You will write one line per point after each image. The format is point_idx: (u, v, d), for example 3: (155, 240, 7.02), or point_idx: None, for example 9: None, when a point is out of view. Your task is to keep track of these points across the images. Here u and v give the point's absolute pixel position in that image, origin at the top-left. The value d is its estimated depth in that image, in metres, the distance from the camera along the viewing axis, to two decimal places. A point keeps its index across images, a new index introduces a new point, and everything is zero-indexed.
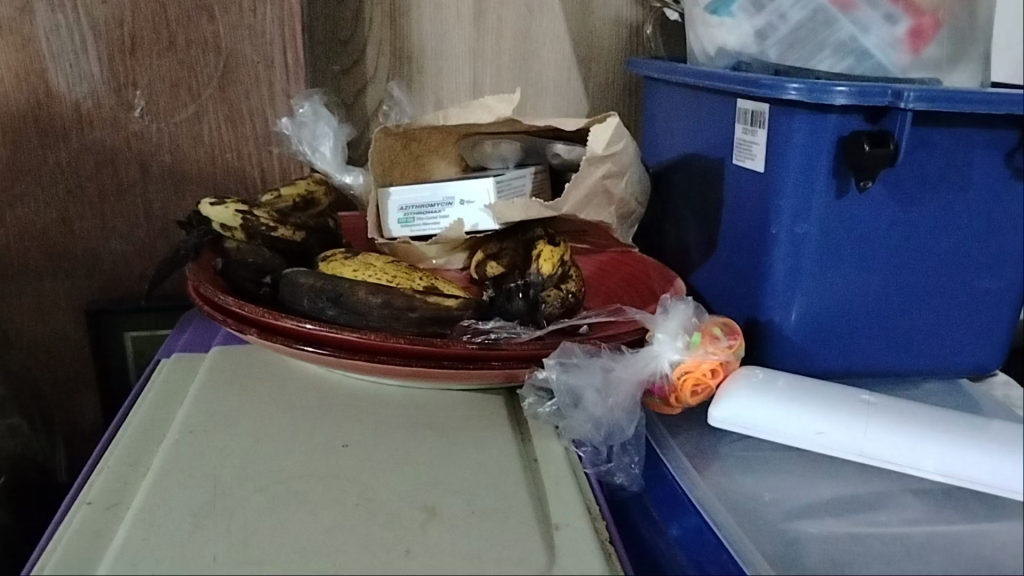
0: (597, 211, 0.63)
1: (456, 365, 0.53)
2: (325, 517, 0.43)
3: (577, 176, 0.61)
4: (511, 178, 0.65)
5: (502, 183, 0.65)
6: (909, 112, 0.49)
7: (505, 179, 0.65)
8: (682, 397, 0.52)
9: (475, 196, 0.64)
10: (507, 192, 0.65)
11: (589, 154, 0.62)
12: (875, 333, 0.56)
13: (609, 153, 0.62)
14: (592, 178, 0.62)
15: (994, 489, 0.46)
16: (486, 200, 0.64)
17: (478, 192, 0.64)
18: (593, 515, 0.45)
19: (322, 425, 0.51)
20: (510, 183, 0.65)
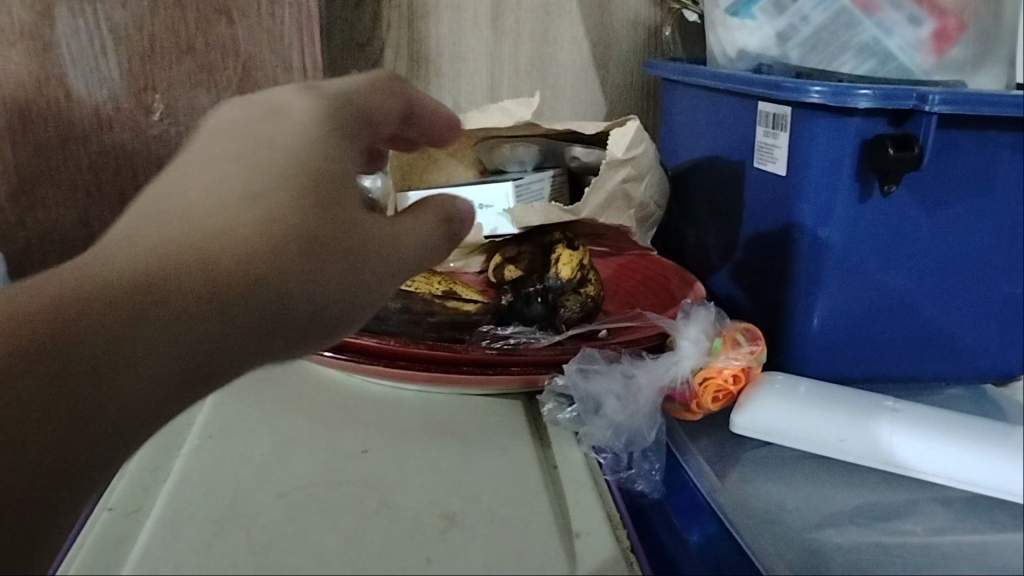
0: (618, 216, 0.63)
1: (475, 371, 0.53)
2: (345, 524, 0.42)
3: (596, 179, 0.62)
4: (530, 183, 0.65)
5: (520, 188, 0.65)
6: (935, 116, 0.48)
7: (524, 184, 0.65)
8: (703, 403, 0.52)
9: (493, 199, 0.64)
10: (525, 195, 0.65)
11: (608, 156, 0.62)
12: (899, 339, 0.56)
13: (628, 157, 0.63)
14: (611, 182, 0.62)
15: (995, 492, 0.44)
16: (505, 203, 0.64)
17: (496, 195, 0.64)
18: (614, 523, 0.44)
19: (342, 431, 0.51)
20: (528, 188, 0.65)
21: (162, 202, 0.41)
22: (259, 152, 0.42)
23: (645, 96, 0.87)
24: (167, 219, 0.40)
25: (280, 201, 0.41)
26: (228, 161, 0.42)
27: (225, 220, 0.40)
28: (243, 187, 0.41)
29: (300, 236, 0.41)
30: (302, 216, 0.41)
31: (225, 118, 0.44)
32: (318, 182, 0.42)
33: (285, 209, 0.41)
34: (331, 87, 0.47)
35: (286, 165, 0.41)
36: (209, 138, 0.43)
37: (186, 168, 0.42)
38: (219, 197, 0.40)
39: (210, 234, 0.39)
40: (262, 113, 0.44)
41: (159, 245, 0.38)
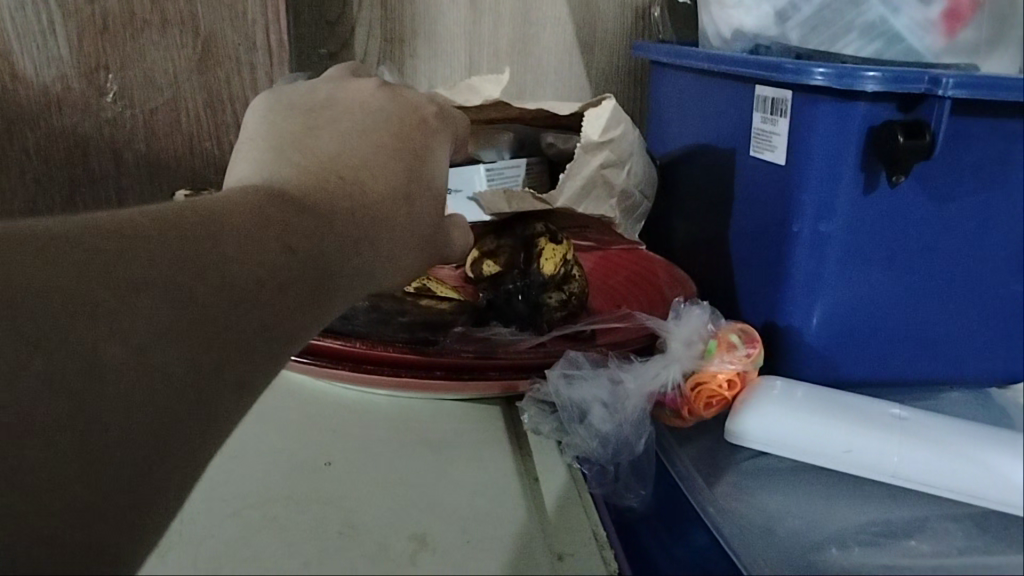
0: (597, 204, 0.59)
1: (449, 376, 0.49)
2: (302, 546, 0.38)
3: (571, 164, 0.57)
4: (501, 167, 0.61)
5: (491, 173, 0.61)
6: (949, 100, 0.44)
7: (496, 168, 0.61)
8: (695, 409, 0.48)
9: (462, 186, 0.61)
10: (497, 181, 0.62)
11: (583, 140, 0.58)
12: (902, 341, 0.52)
13: (605, 140, 0.58)
14: (588, 168, 0.58)
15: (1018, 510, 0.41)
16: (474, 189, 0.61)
17: (465, 182, 0.61)
18: (602, 542, 0.40)
19: (304, 442, 0.47)
20: (500, 174, 0.61)
21: (309, 154, 0.41)
22: (393, 145, 0.44)
23: (631, 80, 0.82)
24: (325, 179, 0.40)
25: (412, 196, 0.43)
26: (363, 140, 0.44)
27: (375, 191, 0.41)
28: (380, 177, 0.42)
29: (420, 231, 0.43)
30: (421, 214, 0.43)
31: (355, 100, 0.46)
32: (435, 196, 0.45)
33: (408, 201, 0.43)
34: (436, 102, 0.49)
35: (411, 164, 0.44)
36: (339, 115, 0.45)
37: (318, 128, 0.43)
38: (366, 170, 0.42)
39: (357, 198, 0.40)
40: (392, 111, 0.46)
41: (324, 194, 0.39)
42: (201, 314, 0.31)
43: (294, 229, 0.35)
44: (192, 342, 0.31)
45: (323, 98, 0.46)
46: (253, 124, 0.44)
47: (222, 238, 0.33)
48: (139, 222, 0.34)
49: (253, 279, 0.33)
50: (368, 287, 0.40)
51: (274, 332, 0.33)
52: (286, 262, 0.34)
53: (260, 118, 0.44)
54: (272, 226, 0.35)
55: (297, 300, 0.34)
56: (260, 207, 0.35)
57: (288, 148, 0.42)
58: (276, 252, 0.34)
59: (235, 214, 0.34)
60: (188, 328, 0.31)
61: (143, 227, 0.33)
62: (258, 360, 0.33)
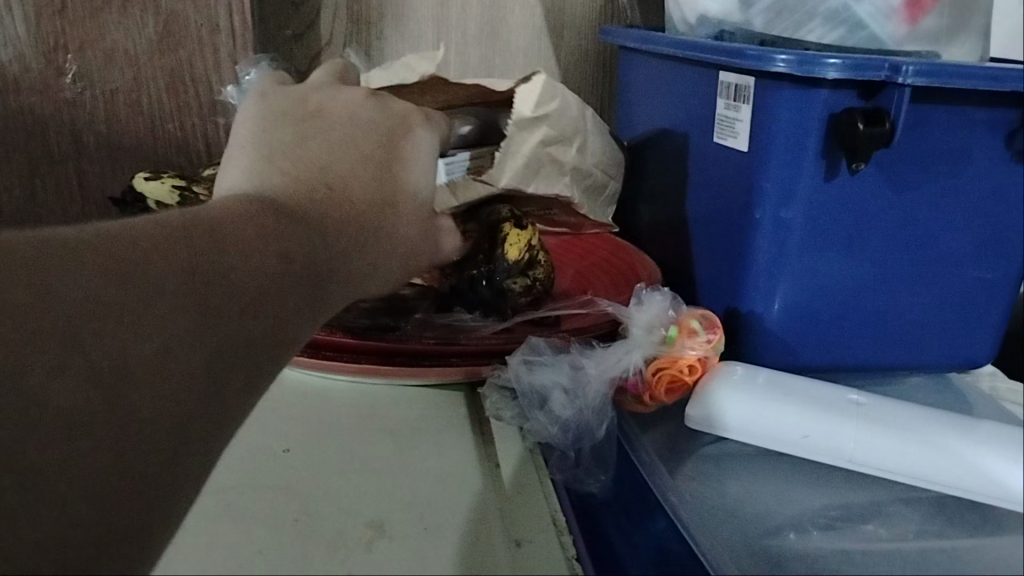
0: (550, 182, 0.58)
1: (410, 363, 0.50)
2: (260, 534, 0.38)
3: (507, 143, 0.56)
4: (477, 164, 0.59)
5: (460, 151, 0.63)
6: (908, 88, 0.44)
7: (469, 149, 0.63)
8: (656, 395, 0.48)
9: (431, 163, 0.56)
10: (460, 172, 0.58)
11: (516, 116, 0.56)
12: (863, 326, 0.53)
13: (539, 114, 0.57)
14: (529, 146, 0.57)
15: (971, 495, 0.42)
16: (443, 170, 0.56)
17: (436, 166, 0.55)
18: (560, 528, 0.41)
19: (264, 428, 0.46)
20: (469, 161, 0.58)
21: (298, 160, 0.41)
22: (377, 152, 0.44)
23: (600, 65, 0.82)
24: (312, 186, 0.40)
25: (398, 205, 0.43)
26: (352, 147, 0.43)
27: (363, 199, 0.41)
28: (365, 184, 0.42)
29: (405, 242, 0.43)
30: (404, 223, 0.43)
31: (344, 109, 0.45)
32: (422, 206, 0.45)
33: (396, 211, 0.43)
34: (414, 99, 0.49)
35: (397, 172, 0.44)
36: (328, 123, 0.44)
37: (309, 138, 0.42)
38: (358, 179, 0.42)
39: (341, 205, 0.40)
40: (380, 121, 0.45)
41: (310, 200, 0.39)
42: (210, 314, 0.31)
43: (292, 235, 0.35)
44: (209, 322, 0.31)
45: (314, 106, 0.45)
46: (242, 125, 0.44)
47: (227, 241, 0.33)
48: (143, 235, 0.33)
49: (257, 281, 0.32)
50: (362, 290, 0.41)
51: (279, 334, 0.33)
52: (287, 266, 0.34)
53: (249, 119, 0.44)
54: (272, 230, 0.35)
55: (299, 305, 0.34)
56: (256, 211, 0.35)
57: (278, 152, 0.41)
58: (275, 257, 0.34)
59: (237, 219, 0.34)
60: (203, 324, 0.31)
61: (149, 239, 0.33)
62: (264, 361, 0.32)
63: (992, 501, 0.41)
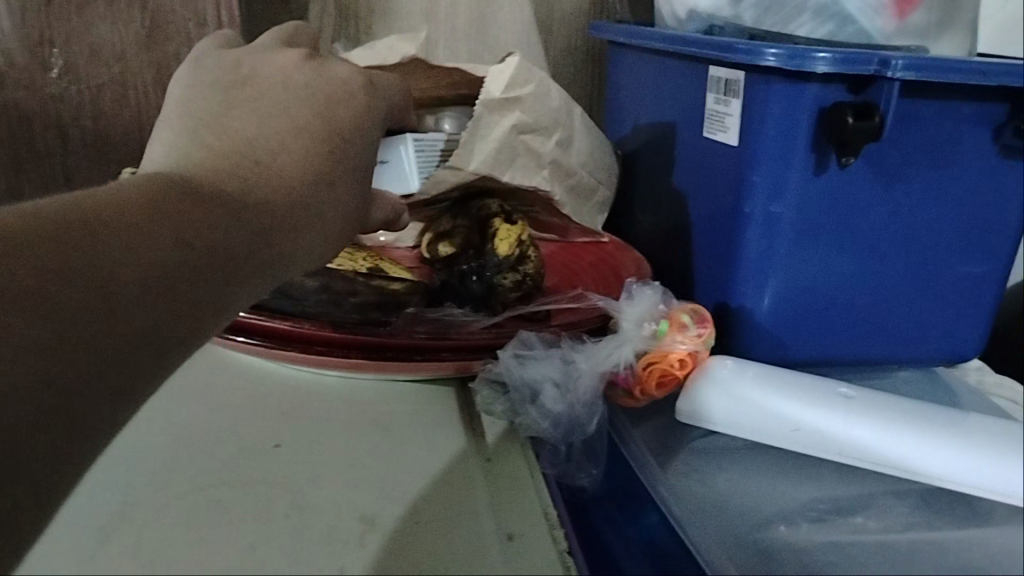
0: (526, 173, 0.61)
1: (400, 357, 0.49)
2: (250, 529, 0.38)
3: (477, 125, 0.57)
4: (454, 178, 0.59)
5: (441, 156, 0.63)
6: (897, 82, 0.45)
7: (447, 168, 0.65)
8: (647, 389, 0.48)
9: (390, 156, 0.54)
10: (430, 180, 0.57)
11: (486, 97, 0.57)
12: (851, 320, 0.53)
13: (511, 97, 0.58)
14: (500, 129, 0.58)
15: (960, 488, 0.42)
16: (413, 164, 0.55)
17: (404, 153, 0.54)
18: (553, 521, 0.41)
19: (253, 424, 0.46)
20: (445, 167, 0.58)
21: (223, 134, 0.41)
22: (318, 128, 0.43)
23: (589, 61, 0.82)
24: (237, 163, 0.40)
25: (337, 179, 0.43)
26: (279, 118, 0.43)
27: (294, 178, 0.41)
28: (302, 160, 0.42)
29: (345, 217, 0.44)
30: (344, 197, 0.44)
31: (276, 75, 0.44)
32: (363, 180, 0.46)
33: (332, 184, 0.43)
34: (368, 73, 0.48)
35: (338, 147, 0.44)
36: (259, 92, 0.44)
37: (234, 108, 0.43)
38: (287, 152, 0.42)
39: (273, 183, 0.40)
40: (317, 89, 0.45)
41: (236, 179, 0.39)
42: (79, 319, 0.33)
43: (191, 220, 0.36)
44: (72, 335, 0.32)
45: (246, 71, 0.44)
46: (169, 99, 0.44)
47: (106, 240, 0.34)
48: (45, 216, 0.35)
49: (133, 285, 0.34)
50: (294, 261, 0.41)
51: (157, 333, 0.34)
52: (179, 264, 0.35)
53: (178, 94, 0.44)
54: (167, 223, 0.36)
55: (185, 305, 0.35)
56: (155, 203, 0.36)
57: (203, 126, 0.42)
58: (159, 254, 0.35)
59: (137, 216, 0.35)
60: (62, 334, 0.32)
61: (42, 225, 0.34)
62: (147, 360, 0.34)
63: (978, 493, 0.41)
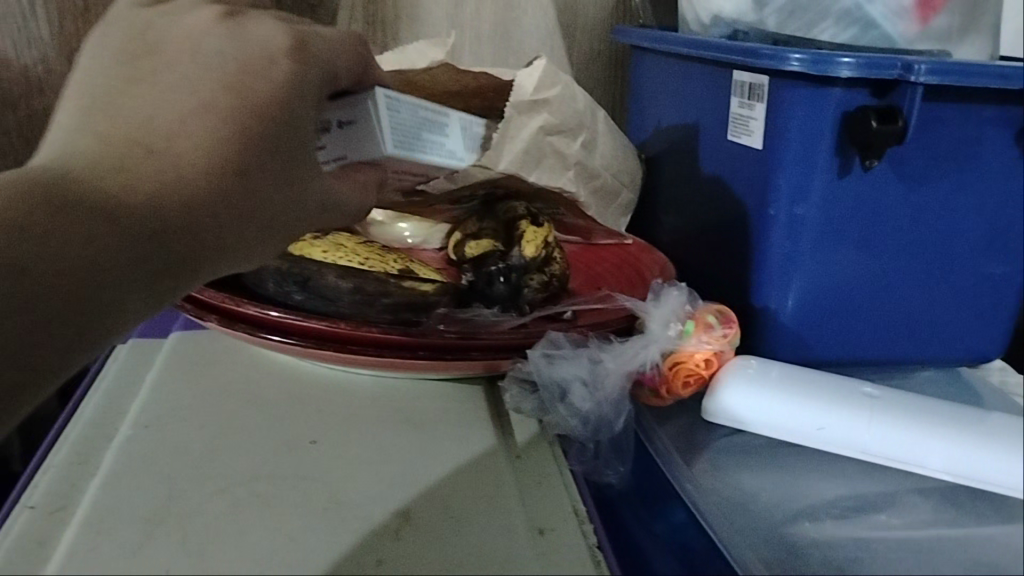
0: (552, 173, 0.62)
1: (433, 356, 0.50)
2: (290, 522, 0.39)
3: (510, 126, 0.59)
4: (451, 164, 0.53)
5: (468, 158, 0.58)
6: (921, 86, 0.45)
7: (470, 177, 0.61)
8: (673, 388, 0.49)
9: (358, 114, 0.47)
10: (405, 145, 0.49)
11: (515, 100, 0.60)
12: (875, 320, 0.53)
13: (541, 98, 0.61)
14: (529, 130, 0.60)
15: (983, 485, 0.43)
16: (382, 121, 0.47)
17: (373, 109, 0.47)
18: (582, 518, 0.42)
19: (288, 421, 0.47)
20: (438, 146, 0.52)
21: (124, 120, 0.42)
22: (227, 103, 0.42)
23: (613, 66, 0.83)
24: (133, 154, 0.42)
25: (251, 168, 0.43)
26: (189, 92, 0.43)
27: (191, 174, 0.42)
28: (204, 143, 0.42)
29: (266, 207, 0.45)
30: (261, 183, 0.44)
31: (185, 41, 0.44)
32: (281, 157, 0.44)
33: (243, 179, 0.43)
34: (301, 32, 0.45)
35: (249, 126, 0.43)
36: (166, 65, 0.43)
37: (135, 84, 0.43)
38: (188, 138, 0.42)
39: (161, 185, 0.42)
40: (230, 54, 0.43)
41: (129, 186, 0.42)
42: None
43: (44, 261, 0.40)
44: None
45: (150, 42, 0.44)
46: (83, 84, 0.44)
47: None
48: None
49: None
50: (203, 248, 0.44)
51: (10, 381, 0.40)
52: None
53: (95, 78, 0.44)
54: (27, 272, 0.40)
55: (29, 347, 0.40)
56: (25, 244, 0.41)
57: (97, 109, 0.43)
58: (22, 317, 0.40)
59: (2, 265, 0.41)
60: None
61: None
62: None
63: (1003, 490, 0.42)
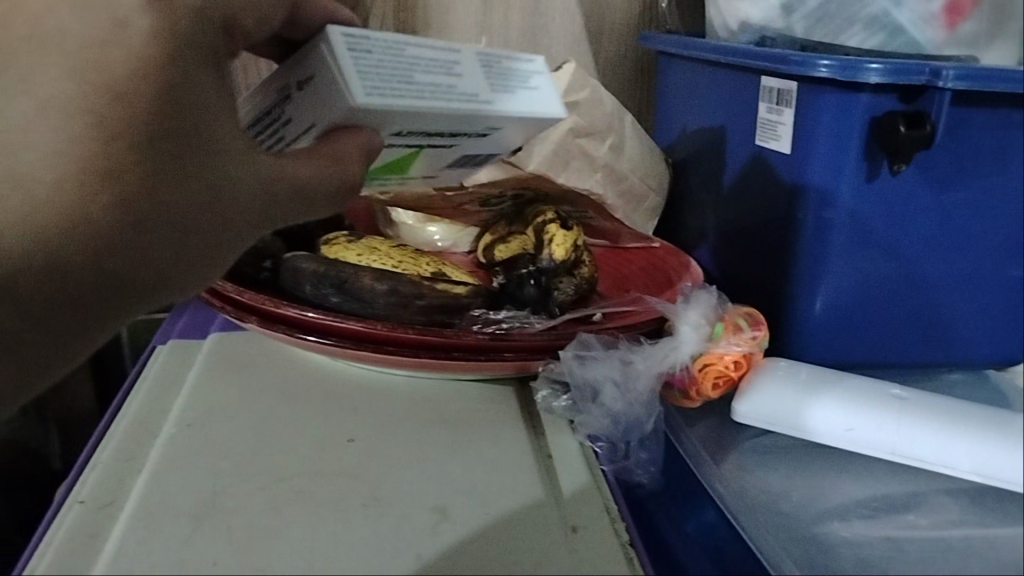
0: (580, 175, 0.64)
1: (466, 356, 0.51)
2: (330, 517, 0.41)
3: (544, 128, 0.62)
4: (466, 115, 0.43)
5: (524, 129, 0.49)
6: (949, 91, 0.46)
7: (525, 115, 0.47)
8: (702, 389, 0.50)
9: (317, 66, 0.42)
10: (381, 90, 0.41)
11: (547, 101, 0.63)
12: (902, 323, 0.54)
13: (571, 101, 0.63)
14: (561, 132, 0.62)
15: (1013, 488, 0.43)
16: (340, 63, 0.40)
17: (331, 50, 0.40)
18: (613, 515, 0.43)
19: (326, 420, 0.49)
20: (439, 88, 0.42)
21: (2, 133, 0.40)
22: (84, 100, 0.39)
23: (639, 70, 0.84)
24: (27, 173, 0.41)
25: (143, 170, 0.40)
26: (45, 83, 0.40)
27: (75, 193, 0.40)
28: (75, 152, 0.39)
29: (179, 201, 0.42)
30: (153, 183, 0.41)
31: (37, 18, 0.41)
32: (190, 143, 0.41)
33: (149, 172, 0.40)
34: None
35: (113, 124, 0.39)
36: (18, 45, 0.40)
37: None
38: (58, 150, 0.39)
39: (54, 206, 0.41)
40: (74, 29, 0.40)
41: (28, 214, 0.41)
42: None
43: None
44: None
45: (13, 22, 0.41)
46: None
47: None
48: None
49: None
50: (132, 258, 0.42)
51: None
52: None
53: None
54: None
55: None
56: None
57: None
58: None
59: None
60: None
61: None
62: None
63: None
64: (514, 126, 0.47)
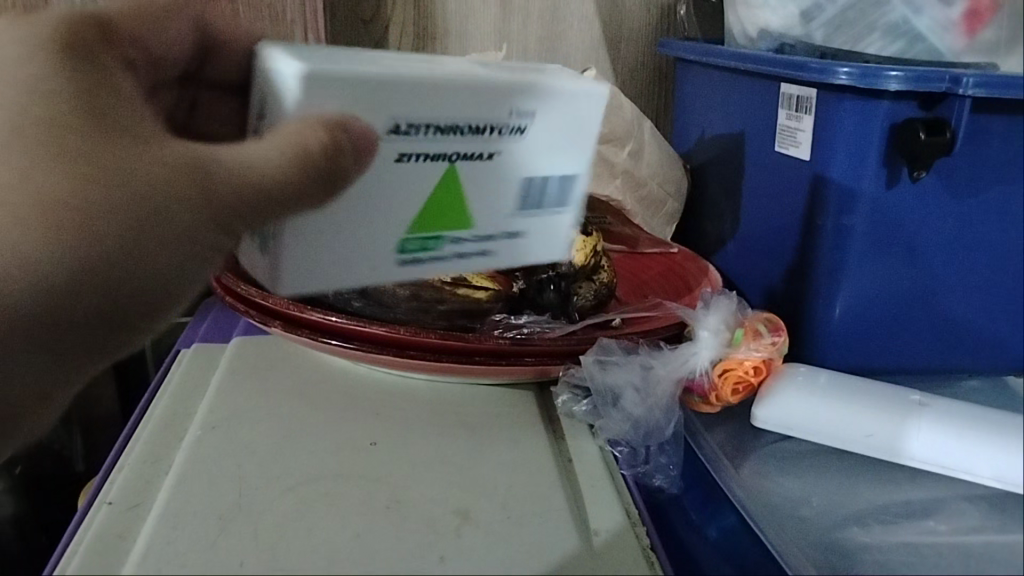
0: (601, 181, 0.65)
1: (488, 360, 0.52)
2: (354, 520, 0.41)
3: None
4: (461, 84, 0.38)
5: (573, 125, 0.43)
6: (969, 99, 0.46)
7: (551, 94, 0.41)
8: (722, 395, 0.50)
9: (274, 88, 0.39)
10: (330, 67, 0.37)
11: None
12: (921, 329, 0.54)
13: None
14: None
15: None
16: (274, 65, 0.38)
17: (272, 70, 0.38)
18: (634, 520, 0.43)
19: (349, 424, 0.49)
20: (418, 68, 0.39)
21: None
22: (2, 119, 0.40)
23: (657, 76, 0.84)
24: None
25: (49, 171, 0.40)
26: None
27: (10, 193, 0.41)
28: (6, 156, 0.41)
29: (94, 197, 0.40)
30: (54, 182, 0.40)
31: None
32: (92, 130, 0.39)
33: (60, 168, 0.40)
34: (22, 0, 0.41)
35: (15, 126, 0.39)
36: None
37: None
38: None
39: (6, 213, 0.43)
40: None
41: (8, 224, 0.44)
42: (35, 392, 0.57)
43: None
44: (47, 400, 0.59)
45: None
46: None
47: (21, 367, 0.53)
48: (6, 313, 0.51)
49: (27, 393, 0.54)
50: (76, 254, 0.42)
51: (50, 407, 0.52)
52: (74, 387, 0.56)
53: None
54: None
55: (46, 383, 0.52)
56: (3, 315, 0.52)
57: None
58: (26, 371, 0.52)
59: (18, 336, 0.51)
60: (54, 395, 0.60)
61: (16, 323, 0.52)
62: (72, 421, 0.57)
63: None
64: (545, 115, 0.42)
